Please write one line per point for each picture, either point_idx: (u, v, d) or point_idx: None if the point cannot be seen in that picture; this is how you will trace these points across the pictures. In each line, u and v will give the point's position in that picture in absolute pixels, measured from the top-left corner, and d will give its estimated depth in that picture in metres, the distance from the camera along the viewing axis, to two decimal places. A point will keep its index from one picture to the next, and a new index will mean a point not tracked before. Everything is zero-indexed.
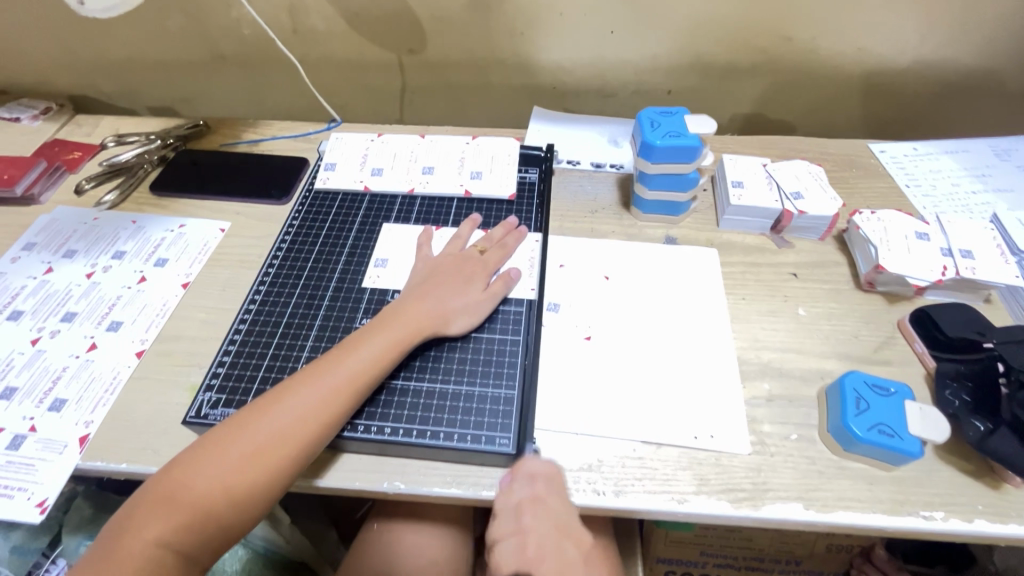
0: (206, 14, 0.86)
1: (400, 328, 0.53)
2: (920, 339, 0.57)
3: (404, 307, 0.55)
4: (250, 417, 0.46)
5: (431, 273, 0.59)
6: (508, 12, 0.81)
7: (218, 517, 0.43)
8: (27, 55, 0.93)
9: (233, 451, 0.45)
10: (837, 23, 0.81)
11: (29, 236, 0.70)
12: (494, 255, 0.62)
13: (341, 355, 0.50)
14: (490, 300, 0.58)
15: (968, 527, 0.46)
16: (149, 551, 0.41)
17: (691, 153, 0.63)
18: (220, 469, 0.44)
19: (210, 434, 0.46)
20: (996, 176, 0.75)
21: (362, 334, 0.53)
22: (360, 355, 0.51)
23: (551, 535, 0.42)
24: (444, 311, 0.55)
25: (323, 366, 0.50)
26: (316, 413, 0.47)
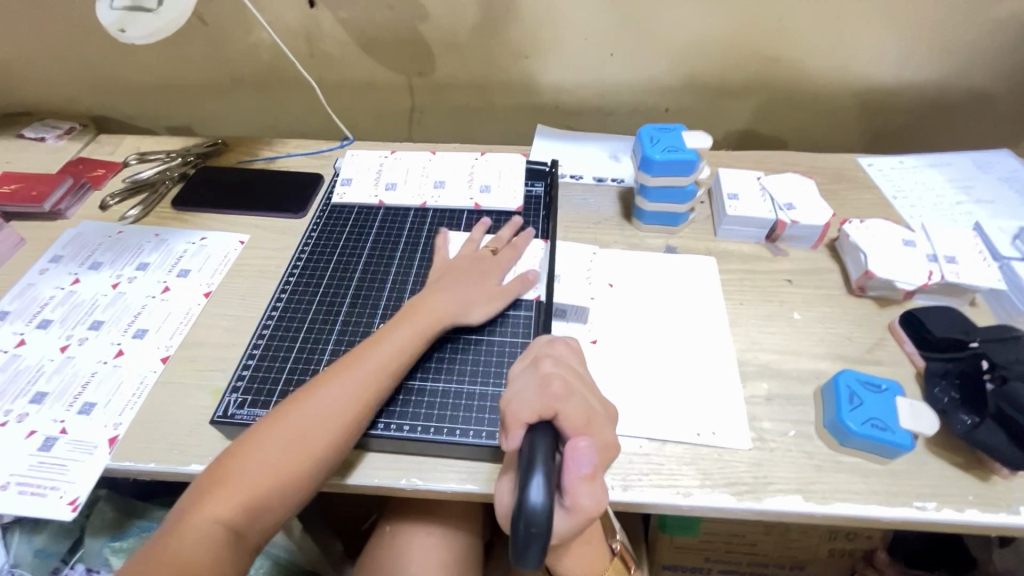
0: (227, 40, 0.90)
1: (422, 319, 0.56)
2: (909, 340, 0.60)
3: (424, 299, 0.58)
4: (294, 404, 0.49)
5: (448, 271, 0.63)
6: (514, 36, 0.86)
7: (269, 498, 0.45)
8: (53, 78, 0.97)
9: (280, 436, 0.47)
10: (824, 45, 0.85)
11: (56, 249, 0.74)
12: (505, 254, 0.65)
13: (367, 344, 0.54)
14: (504, 296, 0.61)
15: (959, 517, 0.48)
16: (207, 528, 0.43)
17: (688, 166, 0.67)
18: (269, 451, 0.46)
19: (259, 422, 0.49)
20: (978, 188, 0.79)
21: (388, 324, 0.56)
22: (387, 341, 0.54)
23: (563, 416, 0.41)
24: (464, 302, 0.59)
25: (353, 354, 0.53)
26: (352, 400, 0.50)
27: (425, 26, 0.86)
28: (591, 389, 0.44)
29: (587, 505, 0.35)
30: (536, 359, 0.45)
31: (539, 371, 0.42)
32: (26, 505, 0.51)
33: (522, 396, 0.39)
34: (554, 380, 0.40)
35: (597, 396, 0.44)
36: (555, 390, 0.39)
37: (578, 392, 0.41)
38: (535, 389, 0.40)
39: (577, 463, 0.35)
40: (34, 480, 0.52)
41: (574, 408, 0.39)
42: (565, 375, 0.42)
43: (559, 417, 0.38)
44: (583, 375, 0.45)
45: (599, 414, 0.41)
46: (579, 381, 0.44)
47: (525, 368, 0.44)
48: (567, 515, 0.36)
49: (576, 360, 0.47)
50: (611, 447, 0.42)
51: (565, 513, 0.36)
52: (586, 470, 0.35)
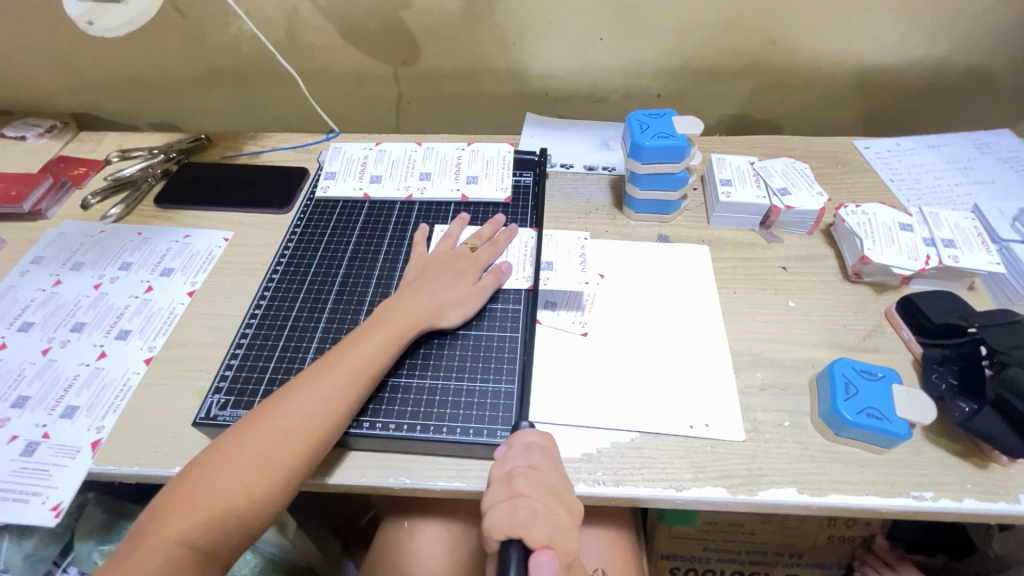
0: (207, 32, 0.88)
1: (397, 323, 0.55)
2: (907, 326, 0.59)
3: (399, 302, 0.57)
4: (264, 416, 0.48)
5: (424, 269, 0.61)
6: (499, 22, 0.84)
7: (236, 515, 0.45)
8: (31, 75, 0.95)
9: (249, 450, 0.46)
10: (817, 25, 0.83)
11: (37, 250, 0.72)
12: (485, 251, 0.63)
13: (339, 353, 0.52)
14: (482, 292, 0.60)
15: (957, 506, 0.48)
16: (170, 549, 0.42)
17: (679, 153, 0.65)
18: (236, 468, 0.45)
19: (226, 435, 0.48)
20: (976, 168, 0.77)
21: (361, 331, 0.55)
22: (358, 348, 0.52)
23: (543, 499, 0.41)
24: (439, 303, 0.57)
25: (326, 363, 0.52)
26: (323, 410, 0.48)
27: (408, 13, 0.83)
28: (564, 496, 0.43)
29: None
30: (507, 466, 0.44)
31: (510, 485, 0.42)
32: (9, 511, 0.50)
33: (493, 519, 0.40)
34: (523, 499, 0.41)
35: (570, 504, 0.43)
36: (523, 511, 0.39)
37: (545, 506, 0.41)
38: (505, 511, 0.40)
39: None
40: (17, 486, 0.52)
41: (540, 528, 0.39)
42: (535, 487, 0.42)
43: (527, 539, 0.38)
44: (557, 482, 0.44)
45: (567, 525, 0.41)
46: (554, 484, 0.43)
47: (499, 478, 0.43)
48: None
49: (550, 463, 0.45)
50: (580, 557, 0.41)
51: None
52: None
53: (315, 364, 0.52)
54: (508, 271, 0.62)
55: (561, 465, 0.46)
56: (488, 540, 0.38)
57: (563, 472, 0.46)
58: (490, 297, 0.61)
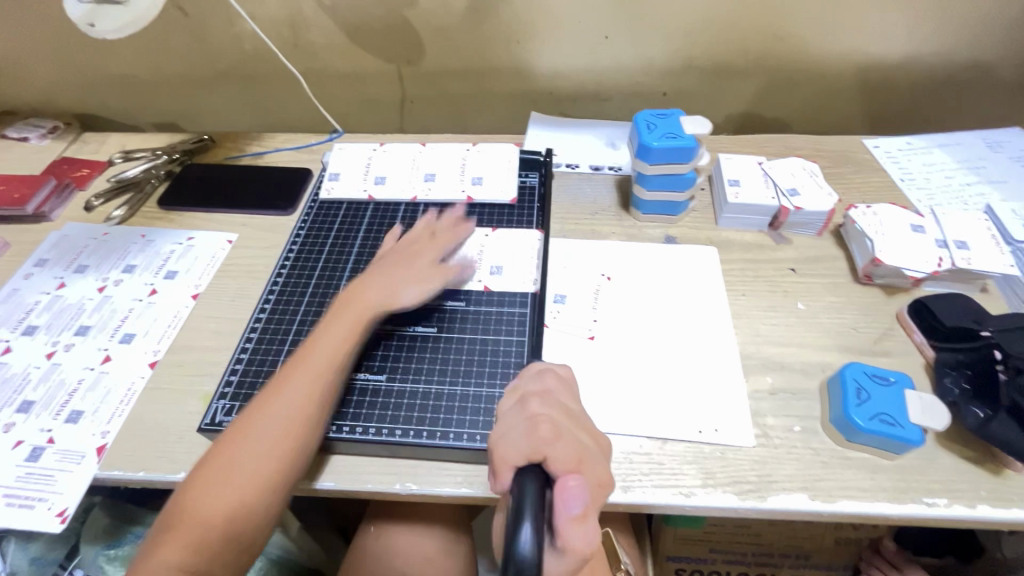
0: (209, 32, 0.88)
1: (346, 316, 0.55)
2: (918, 329, 0.58)
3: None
4: (270, 421, 0.48)
5: (379, 263, 0.62)
6: (504, 21, 0.83)
7: (246, 520, 0.45)
8: (34, 76, 0.95)
9: (257, 456, 0.46)
10: (826, 22, 0.82)
11: (41, 253, 0.72)
12: (439, 241, 0.64)
13: (344, 355, 0.52)
14: (440, 277, 0.60)
15: (971, 513, 0.47)
16: (172, 573, 0.42)
17: (687, 154, 0.64)
18: (245, 473, 0.46)
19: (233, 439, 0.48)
20: (989, 168, 0.76)
21: (366, 333, 0.54)
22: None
23: (561, 418, 0.40)
24: (392, 291, 0.57)
25: (332, 366, 0.51)
26: (298, 410, 0.49)
27: (412, 12, 0.83)
28: (582, 420, 0.42)
29: (581, 548, 0.32)
30: (523, 395, 0.43)
31: (527, 406, 0.41)
32: (15, 517, 0.50)
33: (511, 441, 0.37)
34: (543, 420, 0.38)
35: (589, 428, 0.42)
36: (545, 432, 0.37)
37: (569, 431, 0.39)
38: (524, 433, 0.37)
39: (568, 504, 0.33)
40: (22, 491, 0.51)
41: (564, 447, 0.36)
42: (555, 413, 0.40)
43: (548, 459, 0.35)
44: (575, 409, 0.43)
45: (591, 449, 0.39)
46: (571, 416, 0.41)
47: (514, 407, 0.42)
48: (561, 561, 0.33)
49: (567, 392, 0.44)
50: (609, 483, 0.39)
51: (559, 557, 0.33)
52: (578, 511, 0.33)
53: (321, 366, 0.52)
54: (468, 258, 0.63)
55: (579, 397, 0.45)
56: (508, 464, 0.35)
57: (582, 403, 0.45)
58: (500, 299, 0.60)
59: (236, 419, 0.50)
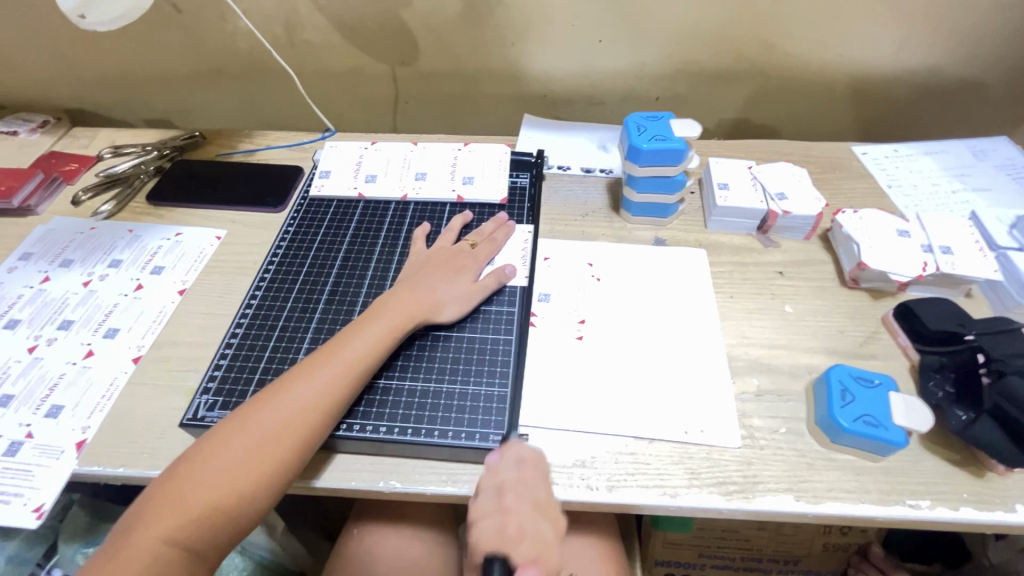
0: (203, 29, 0.87)
1: (389, 317, 0.54)
2: (903, 333, 0.58)
3: (394, 297, 0.56)
4: (253, 411, 0.47)
5: (424, 265, 0.61)
6: (499, 24, 0.83)
7: (223, 513, 0.44)
8: (26, 70, 0.94)
9: (239, 445, 0.45)
10: (816, 30, 0.83)
11: (26, 246, 0.71)
12: (482, 249, 0.63)
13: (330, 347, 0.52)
14: (479, 292, 0.60)
15: (953, 516, 0.47)
16: (156, 546, 0.41)
17: (677, 156, 0.65)
18: (225, 463, 0.45)
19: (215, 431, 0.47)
20: (974, 176, 0.77)
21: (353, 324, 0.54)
22: (351, 341, 0.52)
23: (529, 513, 0.45)
24: (434, 299, 0.57)
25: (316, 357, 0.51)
26: (316, 404, 0.48)
27: (407, 13, 0.83)
28: (548, 509, 0.46)
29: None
30: (499, 490, 0.46)
31: (499, 498, 0.45)
32: None
33: (489, 527, 0.39)
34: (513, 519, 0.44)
35: (552, 516, 0.46)
36: (511, 531, 0.43)
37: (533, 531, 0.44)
38: (503, 524, 0.40)
39: None
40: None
41: (526, 548, 0.42)
42: (523, 514, 0.45)
43: (511, 555, 0.41)
44: (542, 496, 0.47)
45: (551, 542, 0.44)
46: (536, 501, 0.46)
47: (490, 490, 0.46)
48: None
49: (540, 479, 0.48)
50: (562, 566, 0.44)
51: None
52: None
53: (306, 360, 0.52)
54: (512, 273, 0.62)
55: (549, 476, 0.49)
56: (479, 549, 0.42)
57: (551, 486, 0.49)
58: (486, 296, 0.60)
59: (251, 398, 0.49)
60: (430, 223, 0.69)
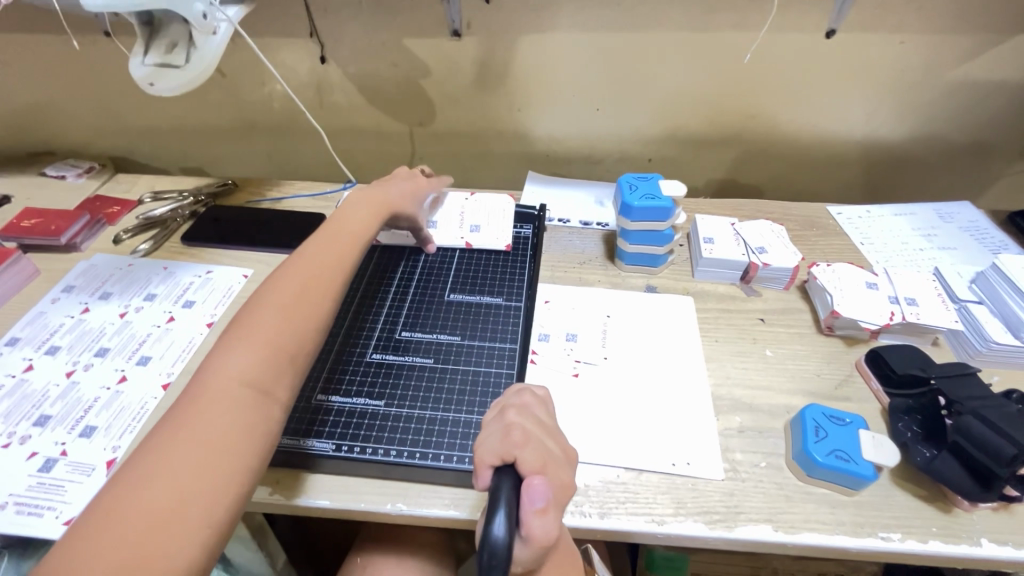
0: (243, 91, 0.98)
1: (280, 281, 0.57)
2: (874, 377, 0.63)
3: (319, 252, 0.60)
4: (276, 343, 0.49)
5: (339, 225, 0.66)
6: (508, 92, 0.94)
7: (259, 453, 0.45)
8: (80, 122, 1.05)
9: (281, 377, 0.48)
10: (791, 104, 0.93)
11: (69, 280, 0.78)
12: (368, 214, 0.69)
13: (303, 272, 0.56)
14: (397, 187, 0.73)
15: (923, 548, 0.50)
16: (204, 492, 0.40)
17: (664, 213, 0.72)
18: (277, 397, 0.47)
19: (222, 370, 0.46)
20: (940, 235, 0.84)
21: (311, 251, 0.59)
22: (331, 267, 0.58)
23: (533, 428, 0.44)
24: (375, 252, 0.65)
25: (296, 285, 0.55)
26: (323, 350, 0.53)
27: (426, 81, 0.93)
28: (554, 434, 0.46)
29: (541, 539, 0.36)
30: (501, 408, 0.47)
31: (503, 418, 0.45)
32: (23, 524, 0.53)
33: (486, 445, 0.41)
34: (516, 428, 0.43)
35: (559, 441, 0.46)
36: (516, 437, 0.42)
37: (537, 437, 0.43)
38: (497, 438, 0.42)
39: (532, 499, 0.37)
40: (33, 500, 0.54)
41: (532, 452, 0.41)
42: (527, 422, 0.45)
43: (519, 461, 0.40)
44: (546, 421, 0.47)
45: (555, 455, 0.43)
46: (543, 427, 0.46)
47: (494, 418, 0.46)
48: (524, 548, 0.36)
49: (542, 408, 0.49)
50: (571, 488, 0.43)
51: (523, 547, 0.36)
52: (541, 504, 0.37)
53: (270, 286, 0.54)
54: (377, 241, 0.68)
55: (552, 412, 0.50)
56: (484, 463, 0.40)
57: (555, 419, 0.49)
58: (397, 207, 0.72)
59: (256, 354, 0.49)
60: (441, 267, 0.76)
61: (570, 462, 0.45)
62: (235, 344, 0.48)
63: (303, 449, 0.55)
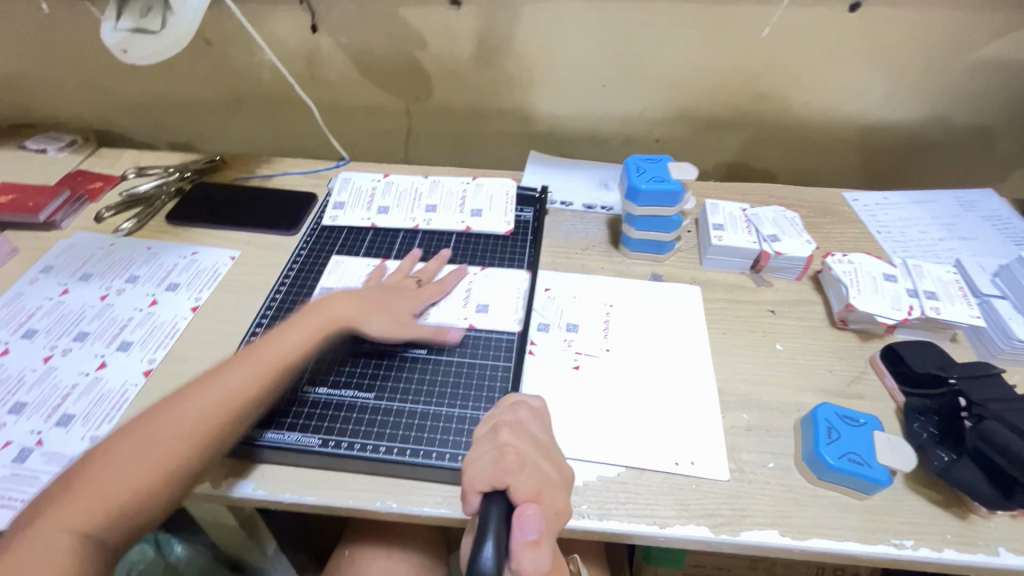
0: (230, 62, 0.93)
1: (258, 363, 0.52)
2: (889, 374, 0.60)
3: (325, 304, 0.59)
4: (114, 492, 0.43)
5: (378, 292, 0.62)
6: (509, 67, 0.88)
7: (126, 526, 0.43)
8: (60, 93, 1.00)
9: (120, 528, 0.43)
10: (809, 83, 0.88)
11: (48, 259, 0.74)
12: (429, 288, 0.65)
13: (177, 441, 0.47)
14: (417, 301, 0.63)
15: (937, 556, 0.48)
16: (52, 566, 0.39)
17: (673, 197, 0.68)
18: (113, 546, 0.43)
19: (52, 515, 0.41)
20: (960, 225, 0.80)
21: (254, 348, 0.54)
22: (217, 438, 0.48)
23: (530, 450, 0.42)
24: (369, 309, 0.60)
25: (181, 422, 0.47)
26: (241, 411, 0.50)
27: (423, 53, 0.88)
28: (551, 453, 0.44)
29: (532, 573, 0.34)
30: (495, 425, 0.44)
31: (497, 437, 0.42)
32: None
33: (478, 468, 0.39)
34: (511, 450, 0.40)
35: (557, 460, 0.44)
36: (510, 461, 0.39)
37: (532, 461, 0.41)
38: (490, 460, 0.39)
39: (523, 530, 0.35)
40: (6, 492, 0.52)
41: (526, 479, 0.39)
42: (523, 443, 0.42)
43: (512, 488, 0.38)
44: (544, 440, 0.45)
45: (551, 479, 0.41)
46: (539, 447, 0.43)
47: (488, 433, 0.44)
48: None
49: (539, 424, 0.46)
50: (566, 513, 0.41)
51: None
52: (533, 537, 0.35)
53: (189, 387, 0.50)
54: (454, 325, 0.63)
55: (551, 427, 0.47)
56: (474, 488, 0.38)
57: (553, 435, 0.47)
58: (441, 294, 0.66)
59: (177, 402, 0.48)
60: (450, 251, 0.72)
61: (568, 483, 0.43)
62: (160, 408, 0.48)
63: (250, 442, 0.53)
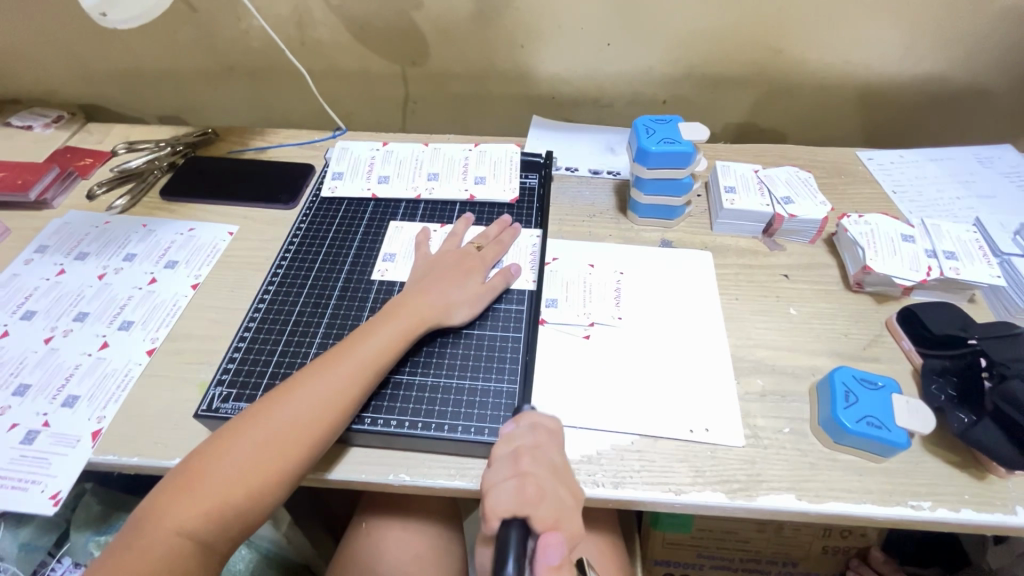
0: (217, 28, 0.89)
1: (333, 374, 0.50)
2: (907, 337, 0.59)
3: (403, 301, 0.57)
4: (221, 496, 0.44)
5: (432, 268, 0.62)
6: (508, 26, 0.84)
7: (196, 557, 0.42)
8: (41, 65, 0.96)
9: (225, 532, 0.44)
10: (823, 36, 0.84)
11: (41, 239, 0.72)
12: (491, 251, 0.64)
13: (283, 446, 0.46)
14: (489, 292, 0.60)
15: (955, 516, 0.48)
16: None
17: (685, 159, 0.66)
18: (218, 548, 0.44)
19: (163, 517, 0.43)
20: (978, 182, 0.78)
21: (318, 365, 0.51)
22: (318, 442, 0.48)
23: (547, 478, 0.42)
24: (445, 302, 0.57)
25: (244, 450, 0.46)
26: (304, 434, 0.47)
27: (418, 14, 0.84)
28: (565, 477, 0.44)
29: None
30: (514, 450, 0.44)
31: (515, 465, 0.42)
32: (8, 499, 0.50)
33: (499, 497, 0.39)
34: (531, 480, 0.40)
35: (570, 484, 0.43)
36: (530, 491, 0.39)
37: (551, 490, 0.41)
38: (510, 490, 0.39)
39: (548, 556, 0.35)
40: (15, 473, 0.52)
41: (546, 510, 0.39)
42: (541, 471, 0.42)
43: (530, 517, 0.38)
44: (559, 465, 0.44)
45: (571, 510, 0.42)
46: (554, 472, 0.43)
47: (505, 456, 0.43)
48: None
49: (554, 446, 0.46)
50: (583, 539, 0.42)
51: None
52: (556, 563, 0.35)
53: (253, 412, 0.48)
54: (517, 272, 0.63)
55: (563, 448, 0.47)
56: (495, 514, 0.37)
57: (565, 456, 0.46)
58: (495, 296, 0.61)
59: (237, 425, 0.47)
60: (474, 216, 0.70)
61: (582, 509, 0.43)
62: (225, 437, 0.47)
63: None
